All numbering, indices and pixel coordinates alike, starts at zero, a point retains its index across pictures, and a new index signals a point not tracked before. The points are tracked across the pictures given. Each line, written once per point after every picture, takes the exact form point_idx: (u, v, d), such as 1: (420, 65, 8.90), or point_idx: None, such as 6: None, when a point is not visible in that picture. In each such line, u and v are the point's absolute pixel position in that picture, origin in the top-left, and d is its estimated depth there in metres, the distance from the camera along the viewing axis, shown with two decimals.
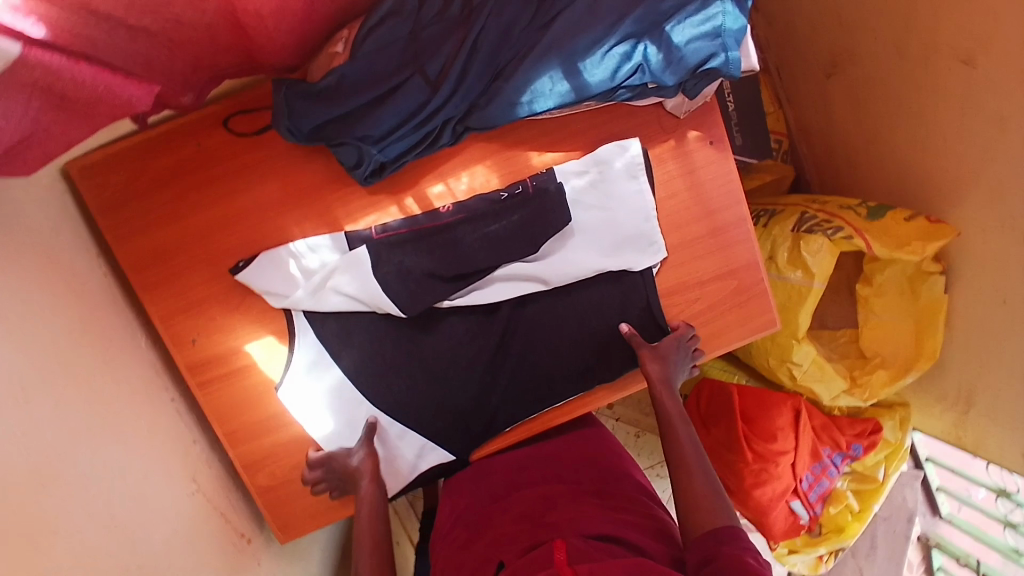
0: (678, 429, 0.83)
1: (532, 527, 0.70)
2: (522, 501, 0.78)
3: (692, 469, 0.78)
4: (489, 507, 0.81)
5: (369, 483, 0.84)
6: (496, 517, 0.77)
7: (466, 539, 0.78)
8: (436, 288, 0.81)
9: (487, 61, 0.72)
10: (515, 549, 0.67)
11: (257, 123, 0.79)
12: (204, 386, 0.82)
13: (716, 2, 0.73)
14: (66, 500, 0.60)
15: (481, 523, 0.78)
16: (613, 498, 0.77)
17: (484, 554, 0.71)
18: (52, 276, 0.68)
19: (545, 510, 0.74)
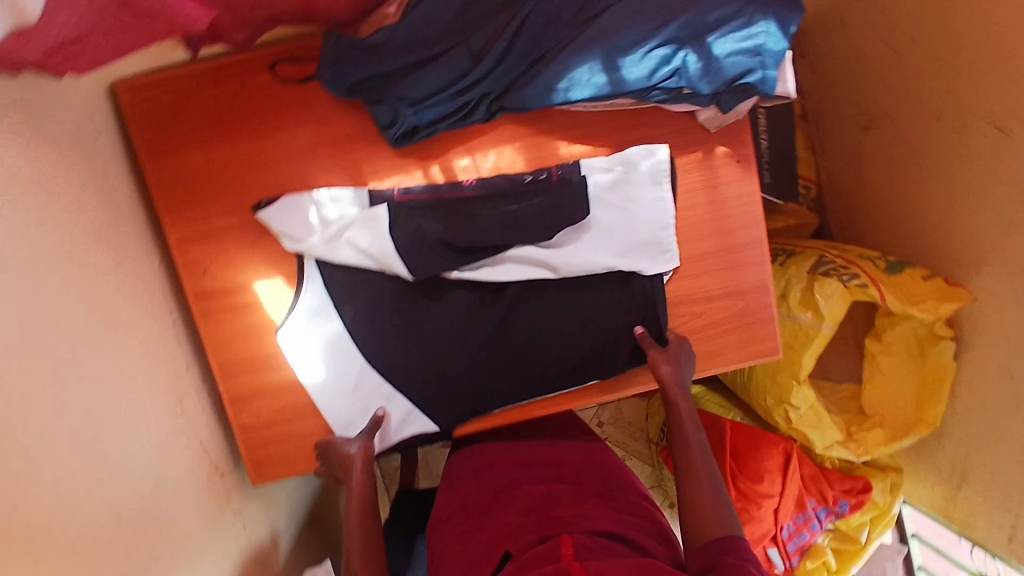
0: (689, 432, 0.84)
1: (539, 520, 0.76)
2: (525, 497, 0.83)
3: (703, 475, 0.78)
4: (491, 501, 0.87)
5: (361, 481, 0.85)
6: (500, 509, 0.83)
7: (469, 527, 0.84)
8: (444, 258, 0.82)
9: (531, 43, 0.75)
10: (522, 542, 0.73)
11: (303, 71, 0.81)
12: (207, 314, 0.84)
13: (761, 21, 0.75)
14: (47, 387, 0.61)
15: (484, 515, 0.85)
16: (615, 500, 0.82)
17: (490, 543, 0.77)
18: (78, 178, 0.70)
19: (551, 505, 0.79)
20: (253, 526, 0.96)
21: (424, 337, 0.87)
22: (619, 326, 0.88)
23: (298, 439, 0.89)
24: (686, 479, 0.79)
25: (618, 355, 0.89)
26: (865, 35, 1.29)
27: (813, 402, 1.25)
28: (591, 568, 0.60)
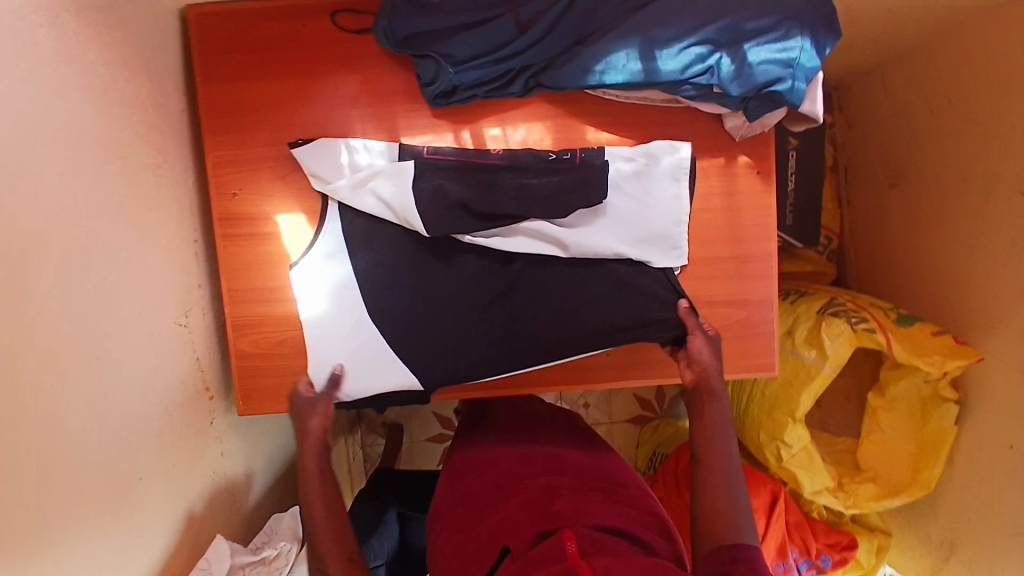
0: (716, 438, 0.79)
1: (539, 513, 0.73)
2: (528, 488, 0.80)
3: (720, 486, 0.74)
4: (491, 492, 0.84)
5: (313, 441, 0.84)
6: (500, 501, 0.80)
7: (468, 521, 0.81)
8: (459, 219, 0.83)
9: (576, 25, 0.79)
10: (523, 538, 0.70)
11: (359, 24, 0.85)
12: (228, 238, 0.88)
13: (797, 37, 0.78)
14: (64, 249, 0.64)
15: (482, 509, 0.82)
16: (617, 494, 0.80)
17: (490, 535, 0.74)
18: (136, 79, 0.76)
19: (550, 497, 0.77)
20: (230, 459, 0.97)
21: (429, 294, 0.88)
22: (646, 302, 0.87)
23: (292, 375, 0.90)
24: (703, 483, 0.75)
25: (641, 327, 0.87)
26: (904, 92, 1.31)
27: (807, 442, 1.22)
28: (599, 568, 0.58)
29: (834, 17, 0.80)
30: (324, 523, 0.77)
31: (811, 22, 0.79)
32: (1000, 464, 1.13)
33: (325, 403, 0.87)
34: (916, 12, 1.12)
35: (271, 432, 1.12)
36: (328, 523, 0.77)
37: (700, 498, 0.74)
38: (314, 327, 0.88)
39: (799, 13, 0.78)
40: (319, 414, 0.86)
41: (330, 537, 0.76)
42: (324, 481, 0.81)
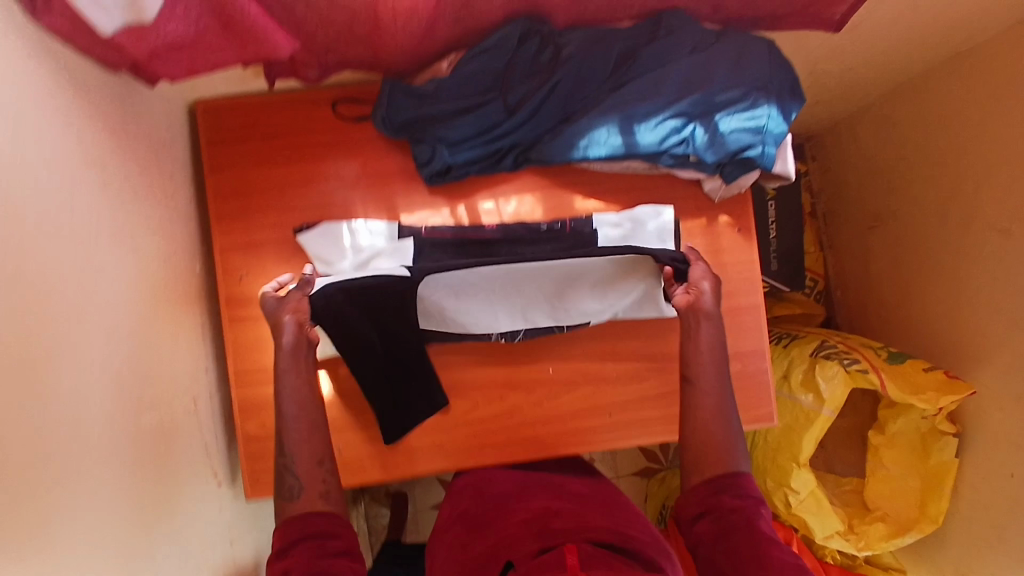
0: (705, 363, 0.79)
1: (538, 531, 0.73)
2: (525, 508, 0.81)
3: (713, 417, 0.77)
4: (489, 509, 0.84)
5: (292, 339, 0.78)
6: (501, 521, 0.80)
7: (468, 538, 0.80)
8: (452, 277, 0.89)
9: (560, 106, 0.84)
10: (524, 551, 0.69)
11: (359, 111, 0.91)
12: (235, 320, 0.90)
13: (764, 106, 0.84)
14: (87, 342, 0.66)
15: (480, 526, 0.81)
16: (614, 516, 0.81)
17: (494, 550, 0.74)
18: (147, 173, 0.80)
19: (549, 516, 0.77)
20: (239, 543, 0.95)
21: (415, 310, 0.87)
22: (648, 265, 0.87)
23: None
24: (693, 399, 0.78)
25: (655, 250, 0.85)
26: (873, 142, 1.39)
27: (814, 487, 1.23)
28: None
29: (797, 85, 0.87)
30: (300, 440, 0.75)
31: (777, 91, 0.85)
32: (1003, 492, 1.15)
33: (299, 301, 0.81)
34: (872, 65, 1.21)
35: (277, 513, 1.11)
36: (304, 446, 0.74)
37: (691, 423, 0.77)
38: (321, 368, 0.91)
39: (766, 84, 0.84)
40: (290, 310, 0.80)
41: (303, 453, 0.73)
42: (303, 391, 0.77)
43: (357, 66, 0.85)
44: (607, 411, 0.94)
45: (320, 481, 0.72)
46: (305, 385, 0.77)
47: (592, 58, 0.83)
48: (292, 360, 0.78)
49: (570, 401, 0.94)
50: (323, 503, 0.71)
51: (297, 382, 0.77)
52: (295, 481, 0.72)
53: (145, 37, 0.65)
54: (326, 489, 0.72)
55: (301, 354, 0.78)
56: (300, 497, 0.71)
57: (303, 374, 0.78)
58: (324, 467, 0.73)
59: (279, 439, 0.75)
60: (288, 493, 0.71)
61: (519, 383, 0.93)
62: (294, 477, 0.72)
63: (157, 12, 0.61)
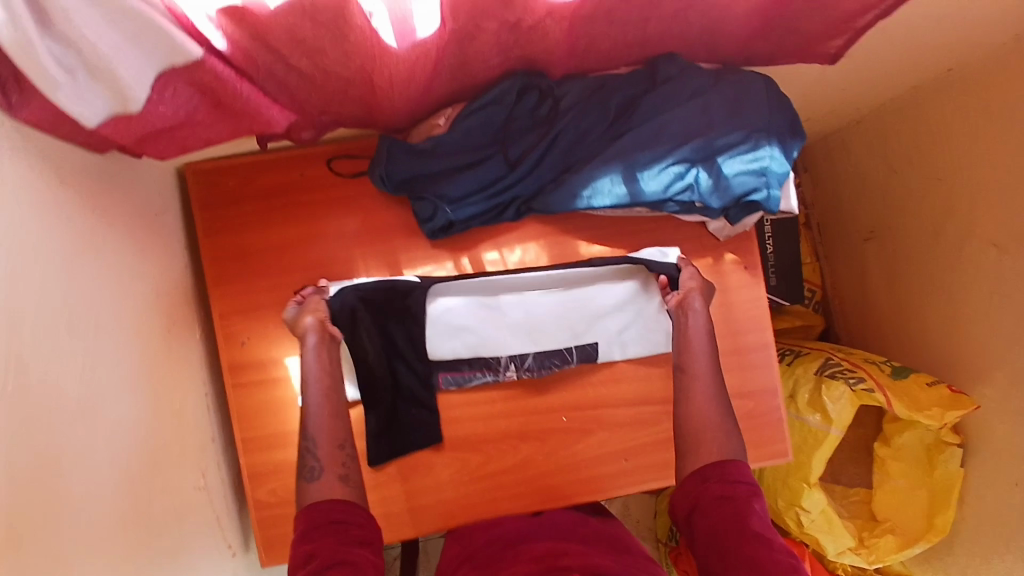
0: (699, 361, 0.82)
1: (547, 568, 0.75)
2: (534, 547, 0.81)
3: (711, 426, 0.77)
4: (500, 552, 0.84)
5: (315, 339, 0.78)
6: (507, 558, 0.81)
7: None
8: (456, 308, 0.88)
9: (561, 157, 0.83)
10: None
11: (356, 167, 0.89)
12: (238, 387, 0.88)
13: (766, 147, 0.83)
14: (95, 443, 0.64)
15: (488, 565, 0.82)
16: (623, 556, 0.81)
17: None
18: (143, 246, 0.78)
19: (558, 554, 0.79)
20: None
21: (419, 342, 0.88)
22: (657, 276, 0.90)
23: None
24: (687, 388, 0.80)
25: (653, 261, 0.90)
26: (866, 157, 1.39)
27: (825, 506, 1.25)
28: None
29: (797, 122, 0.86)
30: (322, 422, 0.73)
31: (777, 130, 0.84)
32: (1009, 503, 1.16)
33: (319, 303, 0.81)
34: (863, 83, 1.21)
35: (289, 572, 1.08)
36: (325, 430, 0.73)
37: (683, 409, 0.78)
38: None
39: (766, 125, 0.84)
40: (312, 311, 0.80)
41: (324, 435, 0.72)
42: (324, 379, 0.76)
43: (352, 124, 0.83)
44: (622, 455, 0.94)
45: (339, 464, 0.71)
46: (326, 374, 0.76)
47: (591, 108, 0.82)
48: (315, 351, 0.78)
49: (584, 447, 0.93)
50: (343, 486, 0.69)
51: (320, 370, 0.76)
52: (316, 462, 0.71)
53: (132, 126, 0.62)
54: (345, 472, 0.71)
55: (325, 346, 0.78)
56: (319, 478, 0.70)
57: (325, 364, 0.77)
58: (344, 450, 0.72)
59: (302, 421, 0.74)
60: (308, 474, 0.70)
61: (532, 433, 0.93)
62: (315, 457, 0.71)
63: (143, 102, 0.59)
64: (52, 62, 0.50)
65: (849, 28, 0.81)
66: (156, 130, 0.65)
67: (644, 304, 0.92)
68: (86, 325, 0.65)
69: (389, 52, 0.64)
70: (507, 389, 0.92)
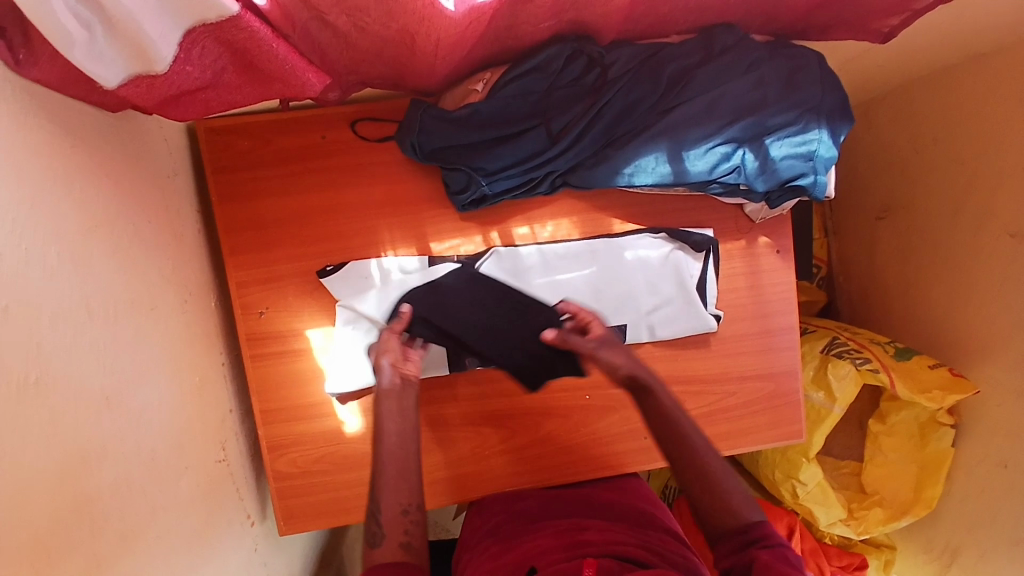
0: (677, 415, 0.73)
1: (568, 542, 0.75)
2: (556, 525, 0.81)
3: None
4: (521, 526, 0.84)
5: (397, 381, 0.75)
6: (529, 534, 0.80)
7: (497, 550, 0.80)
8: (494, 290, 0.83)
9: (604, 131, 0.79)
10: (548, 558, 0.72)
11: (382, 132, 0.84)
12: (257, 358, 0.84)
13: (816, 129, 0.80)
14: (120, 433, 0.60)
15: (511, 539, 0.82)
16: (648, 531, 0.80)
17: (519, 559, 0.75)
18: (156, 209, 0.72)
19: (579, 530, 0.78)
20: None
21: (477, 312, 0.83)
22: (686, 244, 0.89)
23: (334, 491, 0.88)
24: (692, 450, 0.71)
25: (692, 237, 0.88)
26: (887, 134, 1.35)
27: (822, 479, 1.30)
28: None
29: (846, 103, 0.82)
30: (393, 480, 0.70)
31: (828, 111, 0.80)
32: (992, 485, 1.20)
33: (393, 343, 0.78)
34: (898, 60, 1.17)
35: (307, 539, 1.07)
36: (395, 487, 0.69)
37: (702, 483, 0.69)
38: (351, 399, 0.87)
39: (817, 104, 0.80)
40: (390, 355, 0.76)
41: (392, 496, 0.69)
42: (404, 430, 0.73)
43: (380, 85, 0.78)
44: (642, 434, 0.93)
45: (401, 530, 0.68)
46: (404, 423, 0.73)
47: (639, 80, 0.77)
48: (397, 392, 0.75)
49: (606, 424, 0.93)
50: (405, 553, 0.66)
51: (401, 422, 0.73)
52: (379, 528, 0.68)
53: (155, 87, 0.58)
54: (407, 540, 0.67)
55: (397, 393, 0.74)
56: (380, 545, 0.67)
57: (403, 412, 0.74)
58: (408, 516, 0.68)
59: (374, 477, 0.70)
60: (372, 539, 0.68)
61: (557, 411, 0.91)
62: (379, 523, 0.68)
63: (169, 62, 0.54)
64: (66, 16, 0.46)
65: (904, 9, 0.77)
66: (181, 91, 0.60)
67: (680, 263, 0.89)
68: (108, 303, 0.61)
69: (443, 15, 0.58)
70: None
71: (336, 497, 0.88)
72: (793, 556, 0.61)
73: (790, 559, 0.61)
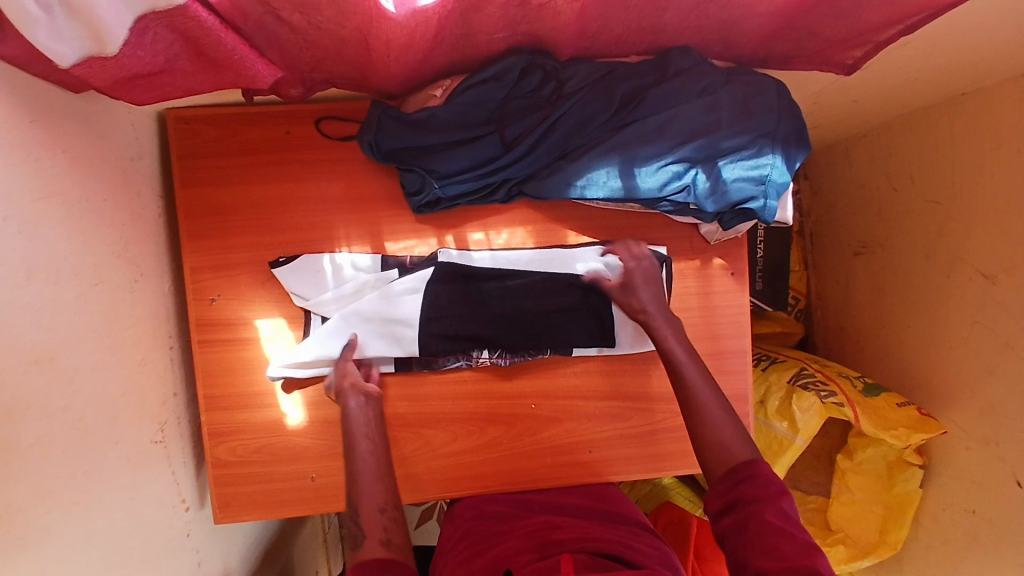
0: (701, 395, 0.77)
1: (541, 542, 0.73)
2: (528, 524, 0.80)
3: (715, 428, 0.74)
4: (497, 528, 0.82)
5: (358, 400, 0.82)
6: (501, 537, 0.78)
7: (471, 554, 0.78)
8: (455, 285, 0.87)
9: (558, 142, 0.81)
10: (524, 559, 0.69)
11: (345, 131, 0.86)
12: (205, 344, 0.86)
13: (769, 154, 0.81)
14: (46, 396, 0.61)
15: (483, 543, 0.79)
16: (621, 530, 0.79)
17: (494, 563, 0.72)
18: (114, 188, 0.74)
19: (551, 530, 0.77)
20: (209, 565, 0.93)
21: (442, 304, 0.86)
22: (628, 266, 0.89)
23: (273, 482, 0.88)
24: (698, 426, 0.75)
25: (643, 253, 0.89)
26: (868, 170, 1.36)
27: None
28: None
29: (803, 131, 0.83)
30: (372, 481, 0.74)
31: (783, 137, 0.81)
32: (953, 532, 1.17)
33: (351, 369, 0.83)
34: (878, 97, 1.17)
35: (248, 533, 1.07)
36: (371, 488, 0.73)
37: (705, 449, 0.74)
38: (295, 390, 0.88)
39: (772, 130, 0.81)
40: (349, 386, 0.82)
41: (368, 495, 0.72)
42: (373, 441, 0.78)
43: (343, 85, 0.80)
44: (585, 447, 0.93)
45: (381, 529, 0.69)
46: (372, 433, 0.79)
47: (594, 96, 0.79)
48: (363, 410, 0.81)
49: (553, 435, 0.92)
50: (386, 549, 0.67)
51: (370, 434, 0.79)
52: (358, 529, 0.70)
53: (108, 69, 0.60)
54: (387, 536, 0.69)
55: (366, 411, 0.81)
56: (362, 545, 0.68)
57: (369, 424, 0.80)
58: (386, 514, 0.71)
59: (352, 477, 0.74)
60: (354, 541, 0.69)
61: (502, 417, 0.91)
62: (359, 526, 0.70)
63: (121, 45, 0.56)
64: None
65: (867, 40, 0.78)
66: (134, 75, 0.62)
67: None
68: (52, 268, 0.63)
69: (387, 16, 0.60)
70: (480, 371, 0.91)
71: (274, 488, 0.88)
72: (788, 505, 0.65)
73: (785, 511, 0.64)
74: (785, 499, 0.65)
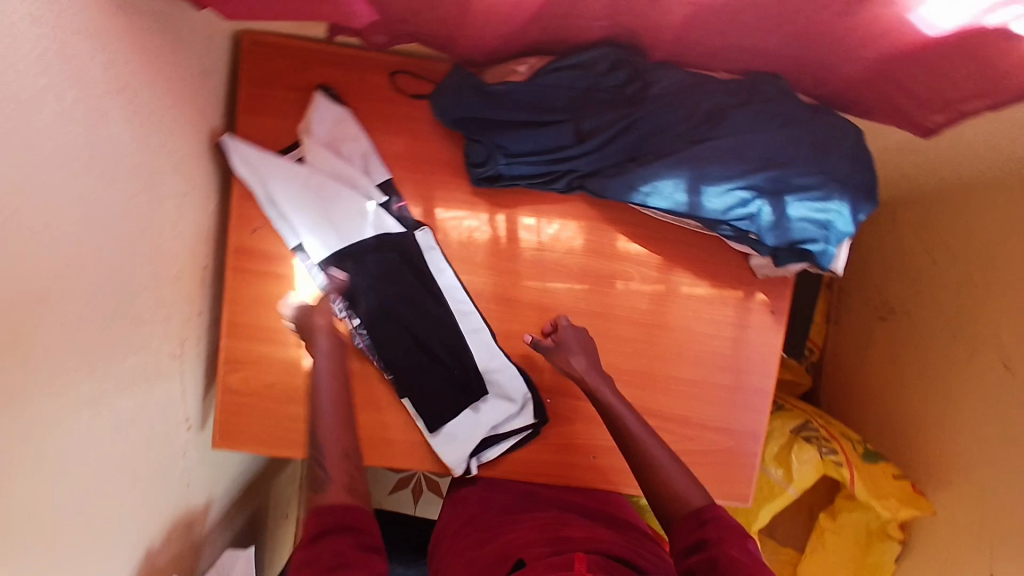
0: (650, 447, 0.78)
1: (550, 534, 0.73)
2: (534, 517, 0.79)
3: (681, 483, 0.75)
4: (501, 517, 0.82)
5: (326, 339, 0.81)
6: (507, 526, 0.78)
7: (478, 540, 0.78)
8: (408, 276, 0.86)
9: (632, 143, 0.79)
10: (535, 551, 0.69)
11: (419, 89, 0.85)
12: (238, 272, 0.84)
13: (837, 200, 0.79)
14: (80, 288, 0.60)
15: (490, 530, 0.79)
16: (627, 536, 0.79)
17: (502, 551, 0.72)
18: (182, 97, 0.73)
19: (559, 524, 0.76)
20: (196, 489, 0.92)
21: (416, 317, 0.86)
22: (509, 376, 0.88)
23: (275, 420, 0.87)
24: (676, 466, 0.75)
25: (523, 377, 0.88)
26: (910, 239, 1.35)
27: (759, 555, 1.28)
28: None
29: (874, 184, 0.81)
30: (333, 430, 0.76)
31: (854, 188, 0.79)
32: None
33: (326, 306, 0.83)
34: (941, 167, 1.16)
35: (237, 465, 1.06)
36: (335, 442, 0.76)
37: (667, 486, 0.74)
38: None
39: (846, 177, 0.79)
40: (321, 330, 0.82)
41: (334, 445, 0.75)
42: (340, 399, 0.80)
43: (428, 42, 0.78)
44: (590, 452, 0.90)
45: (348, 476, 0.73)
46: (337, 383, 0.80)
47: (677, 105, 0.78)
48: (328, 356, 0.81)
49: (563, 433, 0.90)
50: (351, 495, 0.71)
51: (331, 385, 0.80)
52: (325, 475, 0.73)
53: None
54: (354, 486, 0.73)
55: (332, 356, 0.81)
56: (327, 490, 0.71)
57: (335, 373, 0.81)
58: (351, 460, 0.75)
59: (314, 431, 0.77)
60: (319, 486, 0.72)
61: None
62: (325, 470, 0.73)
63: None
64: None
65: (948, 104, 0.76)
66: None
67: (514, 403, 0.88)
68: (107, 163, 0.61)
69: None
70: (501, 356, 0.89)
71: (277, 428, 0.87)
72: (751, 545, 0.66)
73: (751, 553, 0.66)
74: (750, 539, 0.67)
